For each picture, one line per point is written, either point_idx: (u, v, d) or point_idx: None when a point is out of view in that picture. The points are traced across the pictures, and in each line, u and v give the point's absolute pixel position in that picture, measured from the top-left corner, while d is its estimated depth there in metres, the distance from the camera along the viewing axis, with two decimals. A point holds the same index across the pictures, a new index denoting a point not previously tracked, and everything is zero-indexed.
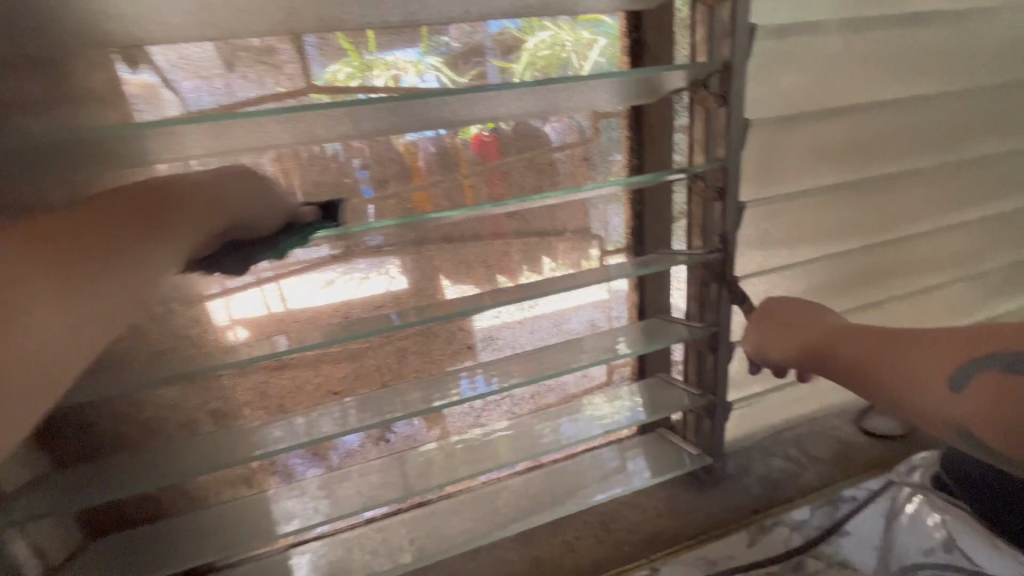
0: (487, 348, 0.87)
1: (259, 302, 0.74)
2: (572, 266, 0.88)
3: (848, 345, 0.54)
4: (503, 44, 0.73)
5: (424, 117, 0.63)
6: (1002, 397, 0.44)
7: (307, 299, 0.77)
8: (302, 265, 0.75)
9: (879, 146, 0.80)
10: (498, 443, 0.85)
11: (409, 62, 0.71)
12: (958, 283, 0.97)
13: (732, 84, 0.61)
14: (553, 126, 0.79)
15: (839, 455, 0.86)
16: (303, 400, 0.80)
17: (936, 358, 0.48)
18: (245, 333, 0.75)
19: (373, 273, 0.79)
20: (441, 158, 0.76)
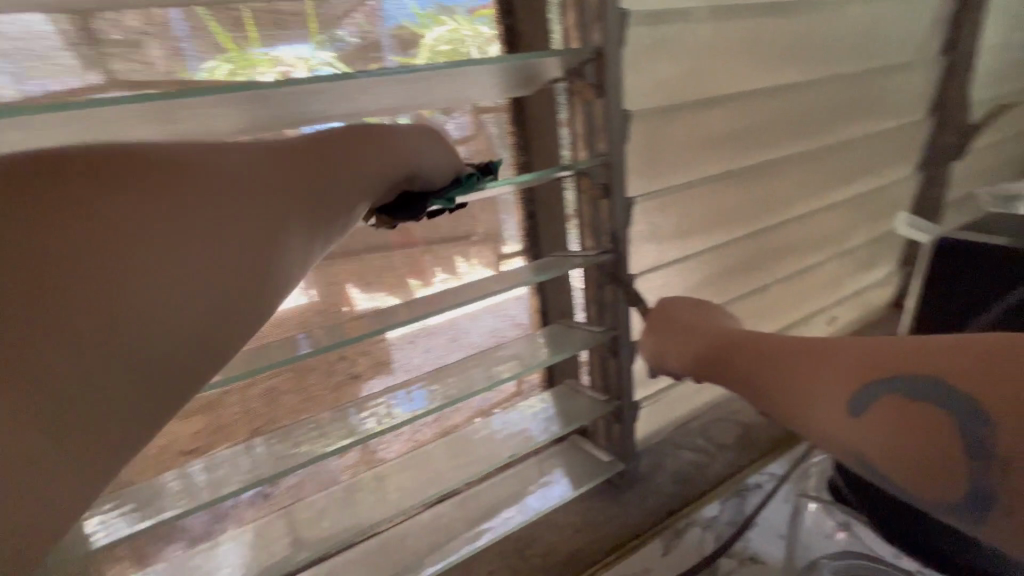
0: (378, 374, 0.78)
1: None
2: (488, 264, 0.82)
3: (739, 352, 0.45)
4: (401, 38, 0.66)
5: (259, 116, 0.52)
6: (901, 426, 0.34)
7: None
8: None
9: (756, 134, 0.81)
10: (398, 480, 0.76)
11: (300, 59, 0.62)
12: (831, 261, 1.03)
13: (607, 71, 0.56)
14: (458, 121, 0.72)
15: (741, 439, 0.87)
16: (147, 466, 0.65)
17: (828, 373, 0.38)
18: None
19: None
20: None
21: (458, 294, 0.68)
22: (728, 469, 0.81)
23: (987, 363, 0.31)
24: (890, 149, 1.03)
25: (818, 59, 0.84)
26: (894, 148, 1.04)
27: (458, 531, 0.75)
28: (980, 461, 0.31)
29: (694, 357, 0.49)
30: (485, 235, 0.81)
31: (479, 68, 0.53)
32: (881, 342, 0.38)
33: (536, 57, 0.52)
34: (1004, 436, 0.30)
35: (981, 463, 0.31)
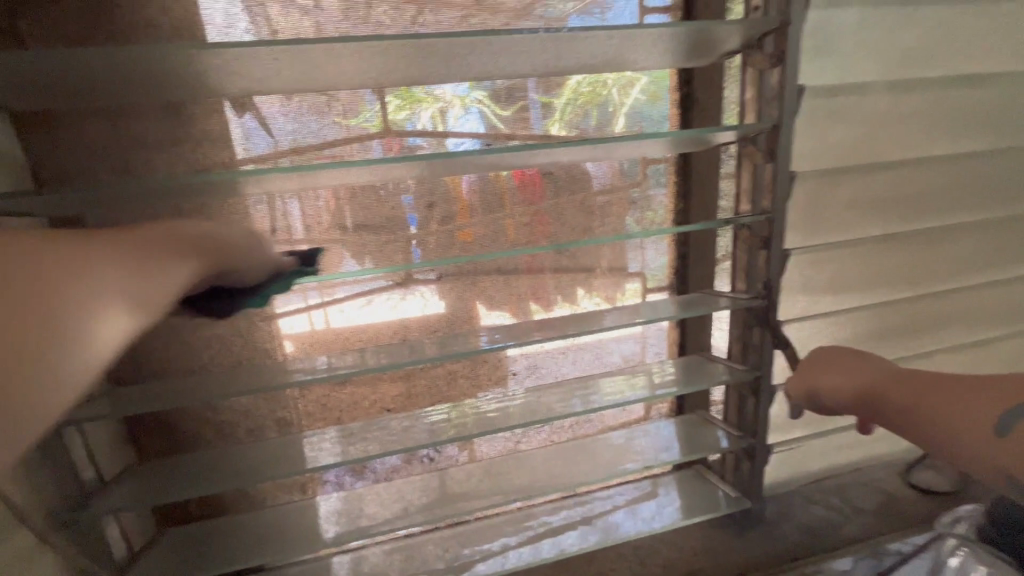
0: (530, 376, 0.92)
1: (305, 320, 0.81)
2: (607, 299, 0.91)
3: (901, 385, 0.56)
4: (549, 80, 0.79)
5: (485, 162, 0.70)
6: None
7: (349, 318, 0.83)
8: (364, 289, 0.82)
9: (927, 199, 0.81)
10: (536, 470, 0.89)
11: (456, 96, 0.77)
12: (1013, 338, 0.95)
13: (779, 141, 0.64)
14: (599, 167, 0.84)
15: (884, 508, 0.84)
16: (355, 416, 0.85)
17: (981, 400, 0.50)
18: (290, 346, 0.81)
19: (408, 295, 0.84)
20: (496, 197, 0.83)
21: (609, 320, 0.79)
22: (865, 532, 0.80)
23: None
24: None
25: (1009, 129, 0.82)
26: None
27: (583, 526, 0.84)
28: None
29: (854, 388, 0.59)
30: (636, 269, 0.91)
31: (657, 139, 0.67)
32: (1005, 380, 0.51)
33: (708, 132, 0.64)
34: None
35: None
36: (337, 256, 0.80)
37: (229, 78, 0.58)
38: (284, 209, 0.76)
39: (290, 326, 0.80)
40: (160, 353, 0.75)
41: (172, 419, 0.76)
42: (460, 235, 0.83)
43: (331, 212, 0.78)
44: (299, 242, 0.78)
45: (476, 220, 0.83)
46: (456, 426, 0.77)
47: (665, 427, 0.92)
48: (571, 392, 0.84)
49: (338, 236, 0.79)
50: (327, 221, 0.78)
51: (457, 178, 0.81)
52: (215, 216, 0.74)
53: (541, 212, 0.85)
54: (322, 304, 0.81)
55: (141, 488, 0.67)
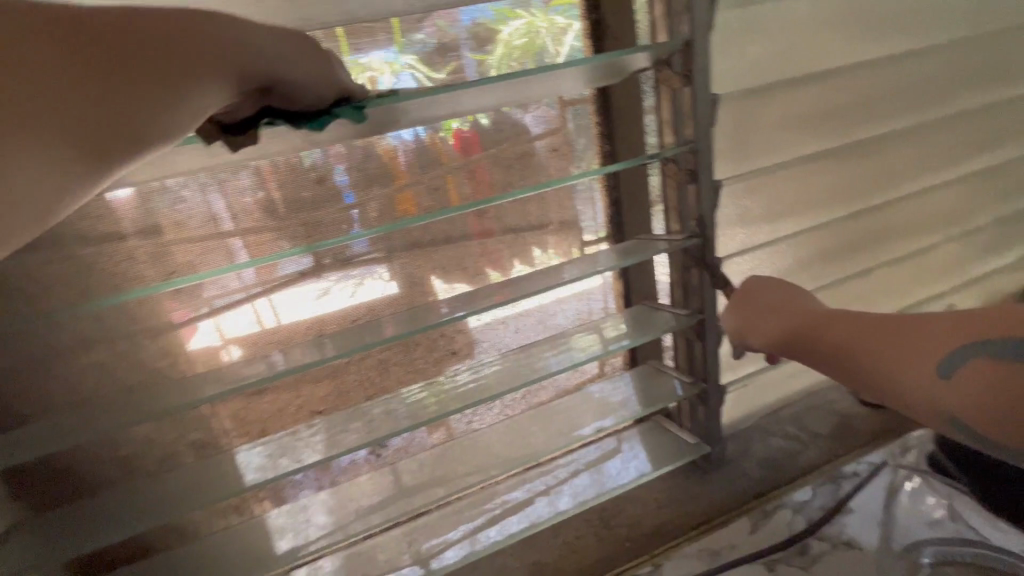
0: (474, 352, 0.85)
1: (250, 318, 0.73)
2: (565, 255, 0.85)
3: (827, 325, 0.49)
4: (477, 35, 0.69)
5: (388, 121, 0.62)
6: (991, 386, 0.38)
7: (296, 312, 0.75)
8: (298, 278, 0.73)
9: (857, 109, 0.77)
10: (491, 448, 0.84)
11: (385, 62, 0.66)
12: (949, 243, 0.95)
13: (694, 60, 0.58)
14: (534, 114, 0.77)
15: (839, 429, 0.84)
16: (283, 423, 0.77)
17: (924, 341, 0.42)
18: (238, 351, 0.73)
19: (366, 278, 0.76)
20: (420, 156, 0.74)
21: (568, 272, 0.73)
22: (822, 457, 0.79)
23: None
24: (1020, 118, 0.92)
25: (933, 24, 0.78)
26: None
27: (548, 497, 0.81)
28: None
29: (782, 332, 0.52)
30: (569, 221, 0.84)
31: (571, 68, 0.59)
32: (978, 314, 0.41)
33: (625, 53, 0.56)
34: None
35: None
36: (269, 244, 0.71)
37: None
38: (208, 206, 0.67)
39: (232, 328, 0.72)
40: (31, 390, 0.65)
41: (64, 462, 0.67)
42: (400, 200, 0.74)
43: (259, 197, 0.69)
44: (231, 235, 0.69)
45: (383, 189, 0.73)
46: (436, 406, 0.70)
47: (619, 382, 0.88)
48: (523, 361, 0.78)
49: (268, 222, 0.70)
50: (254, 209, 0.69)
51: (390, 147, 0.72)
52: (65, 224, 0.62)
53: (464, 170, 0.76)
54: (263, 292, 0.73)
55: (25, 550, 0.58)
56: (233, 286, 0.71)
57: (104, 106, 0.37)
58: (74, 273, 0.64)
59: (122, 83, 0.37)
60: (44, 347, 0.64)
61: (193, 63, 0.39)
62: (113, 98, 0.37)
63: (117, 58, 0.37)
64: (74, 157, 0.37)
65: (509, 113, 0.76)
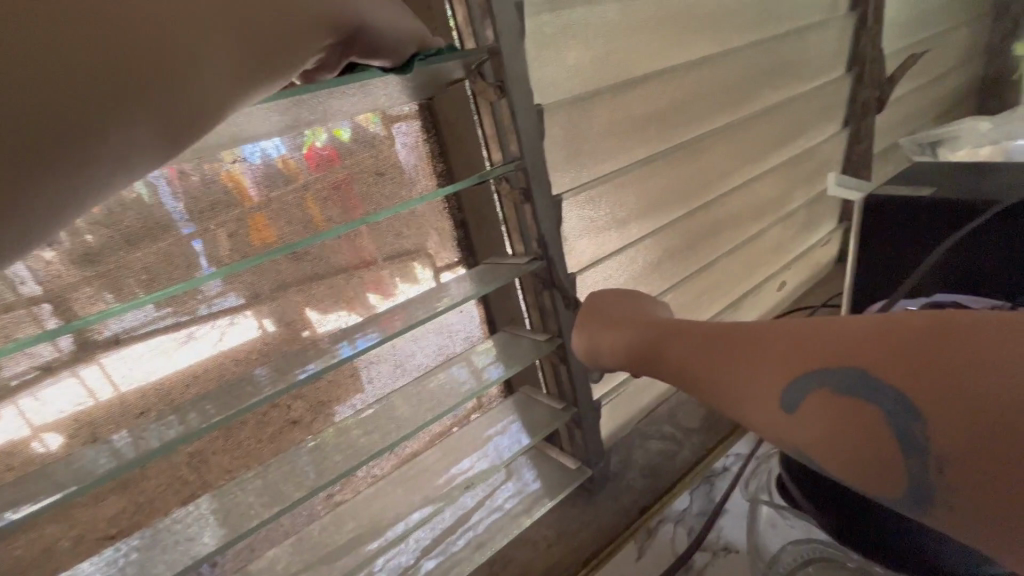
0: (322, 416, 0.72)
1: (79, 390, 0.58)
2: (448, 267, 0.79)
3: (668, 342, 0.41)
4: None
5: None
6: (832, 422, 0.29)
7: (147, 372, 0.61)
8: (149, 330, 0.60)
9: (680, 110, 0.80)
10: (356, 520, 0.73)
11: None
12: (773, 227, 1.04)
13: (506, 68, 0.52)
14: (400, 129, 0.70)
15: (707, 420, 0.86)
16: (61, 563, 0.58)
17: (759, 363, 0.33)
18: (58, 439, 0.58)
19: (236, 318, 0.65)
20: (272, 176, 0.63)
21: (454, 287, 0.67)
22: (695, 453, 0.80)
23: (931, 345, 0.26)
24: (812, 111, 1.04)
25: (732, 30, 0.84)
26: (817, 110, 1.05)
27: (430, 563, 0.72)
28: (916, 459, 0.26)
29: (630, 352, 0.45)
30: (414, 250, 0.76)
31: (381, 79, 0.47)
32: (821, 327, 0.32)
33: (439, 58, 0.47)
34: (938, 430, 0.25)
35: (917, 458, 0.26)
36: (85, 299, 0.56)
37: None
38: None
39: (48, 411, 0.57)
40: None
41: None
42: (255, 226, 0.64)
43: (67, 246, 0.54)
44: (38, 298, 0.53)
45: (165, 240, 0.59)
46: (339, 454, 0.64)
47: (494, 415, 0.82)
48: (399, 405, 0.70)
49: (84, 275, 0.55)
50: (59, 266, 0.54)
51: (236, 171, 0.62)
52: None
53: (330, 187, 0.67)
54: (95, 357, 0.58)
55: None
56: (48, 355, 0.56)
57: (210, 78, 0.33)
58: None
59: (238, 47, 0.34)
60: None
61: (301, 29, 0.37)
62: (237, 69, 0.34)
63: (224, 23, 0.34)
64: (136, 138, 0.31)
65: (373, 125, 0.68)
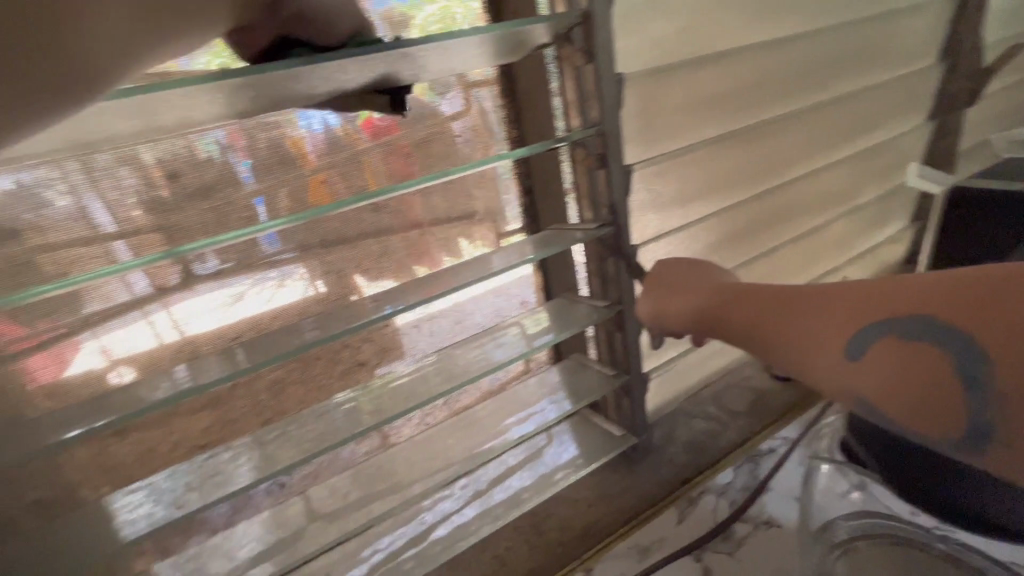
0: (385, 360, 0.77)
1: (148, 333, 0.64)
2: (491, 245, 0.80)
3: (734, 303, 0.44)
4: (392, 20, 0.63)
5: (254, 102, 0.50)
6: (897, 368, 0.32)
7: (206, 322, 0.66)
8: (207, 282, 0.65)
9: (757, 90, 0.78)
10: (409, 460, 0.78)
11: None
12: (841, 220, 1.01)
13: (595, 34, 0.53)
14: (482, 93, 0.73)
15: (754, 405, 0.87)
16: (159, 464, 0.66)
17: (828, 317, 0.36)
18: (132, 373, 0.64)
19: (285, 280, 0.68)
20: (331, 142, 0.66)
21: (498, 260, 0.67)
22: (740, 435, 0.81)
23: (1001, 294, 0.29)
24: (895, 101, 0.99)
25: (820, 8, 0.81)
26: (901, 99, 1.00)
27: (473, 508, 0.76)
28: (978, 396, 0.30)
29: (692, 314, 0.49)
30: (481, 212, 0.79)
31: (466, 40, 0.50)
32: (893, 283, 0.35)
33: (522, 24, 0.49)
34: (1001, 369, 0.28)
35: (978, 396, 0.29)
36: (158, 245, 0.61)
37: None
38: (79, 206, 0.57)
39: (122, 347, 0.63)
40: None
41: None
42: (313, 188, 0.67)
43: (144, 195, 0.59)
44: (114, 238, 0.59)
45: (263, 183, 0.64)
46: (373, 409, 0.67)
47: (543, 378, 0.85)
48: (442, 363, 0.73)
49: (158, 222, 0.60)
50: (138, 211, 0.59)
51: (299, 138, 0.64)
52: None
53: (384, 155, 0.69)
54: (161, 302, 0.63)
55: None
56: (121, 297, 0.62)
57: None
58: None
59: None
60: None
61: None
62: None
63: None
64: None
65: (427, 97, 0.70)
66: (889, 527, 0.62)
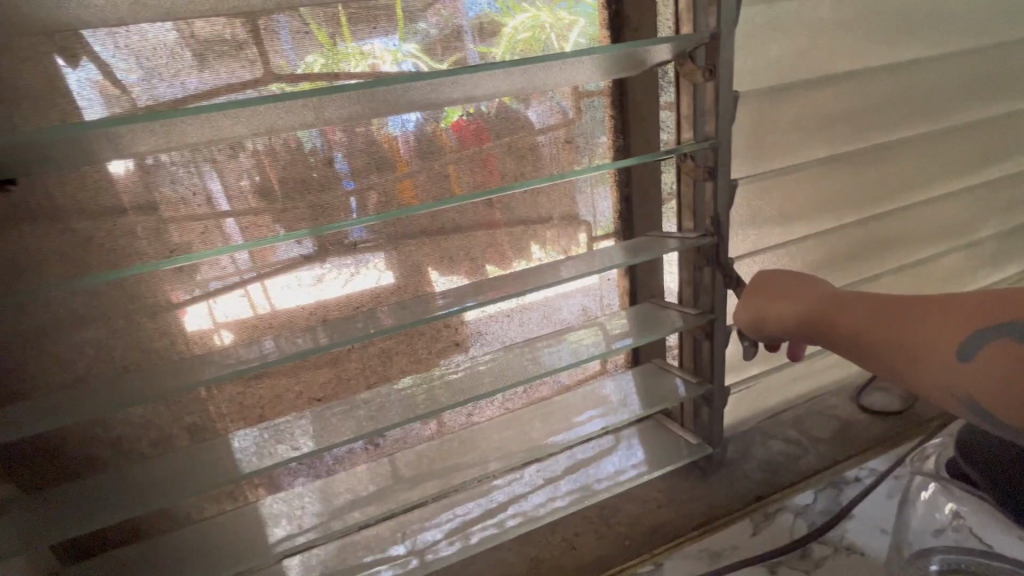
0: (476, 343, 0.84)
1: (244, 304, 0.71)
2: (561, 252, 0.84)
3: (843, 311, 0.50)
4: (482, 27, 0.69)
5: (402, 102, 0.57)
6: (1013, 370, 0.39)
7: (293, 299, 0.73)
8: (291, 265, 0.72)
9: (874, 114, 0.77)
10: (489, 437, 0.84)
11: (386, 50, 0.66)
12: (954, 253, 0.95)
13: (719, 53, 0.56)
14: (536, 109, 0.75)
15: (839, 434, 0.84)
16: (282, 409, 0.76)
17: (945, 325, 0.43)
18: (230, 336, 0.72)
19: (361, 268, 0.75)
20: (421, 145, 0.72)
21: (566, 271, 0.70)
22: (822, 461, 0.79)
23: None
24: None
25: (952, 32, 0.78)
26: None
27: (543, 494, 0.79)
28: None
29: (796, 319, 0.53)
30: (579, 215, 0.83)
31: (585, 57, 0.54)
32: (998, 296, 0.42)
33: (642, 44, 0.52)
34: None
35: None
36: (265, 227, 0.69)
37: (35, 0, 0.45)
38: (203, 186, 0.65)
39: (225, 312, 0.70)
40: (18, 369, 0.63)
41: (55, 441, 0.67)
42: (401, 188, 0.73)
43: (256, 179, 0.67)
44: (226, 215, 0.67)
45: (392, 174, 0.72)
46: (427, 398, 0.70)
47: (621, 379, 0.88)
48: (508, 361, 0.76)
49: (263, 206, 0.68)
50: (249, 191, 0.67)
51: (391, 135, 0.70)
52: (61, 198, 0.60)
53: (472, 159, 0.74)
54: (257, 278, 0.71)
55: (14, 531, 0.58)
56: (229, 270, 0.70)
57: None
58: (69, 248, 0.62)
59: None
60: (41, 319, 0.63)
61: None
62: None
63: None
64: None
65: (511, 104, 0.74)
66: (987, 567, 0.58)
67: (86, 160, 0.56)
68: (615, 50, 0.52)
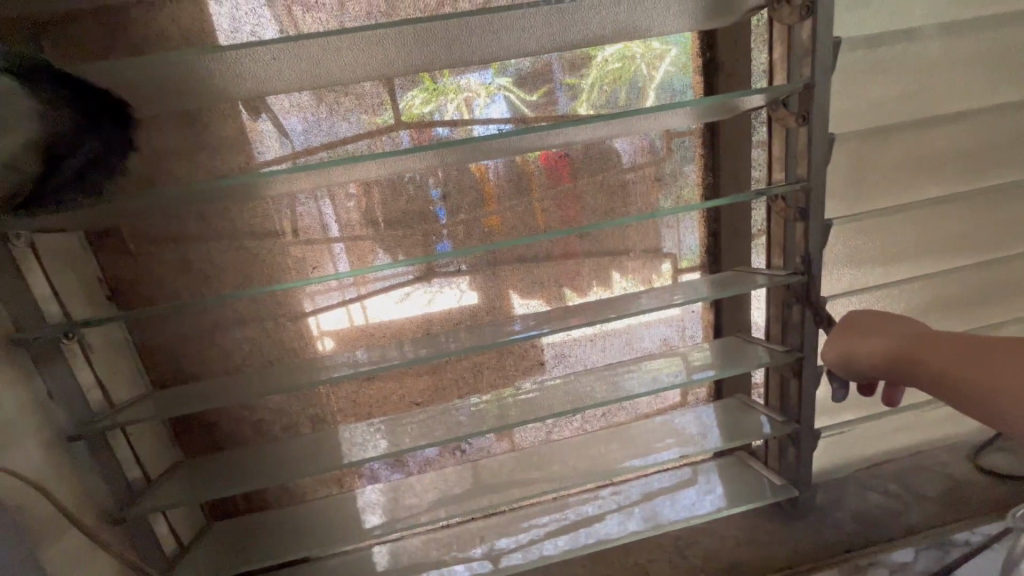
0: (559, 365, 0.89)
1: (343, 314, 0.82)
2: (641, 283, 0.87)
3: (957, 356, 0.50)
4: (573, 61, 0.76)
5: (506, 148, 0.65)
6: None
7: (384, 314, 0.83)
8: (387, 284, 0.82)
9: (992, 153, 0.73)
10: (567, 454, 0.88)
11: (480, 85, 0.76)
12: None
13: (813, 102, 0.59)
14: (623, 144, 0.80)
15: (948, 493, 0.78)
16: (386, 409, 0.86)
17: None
18: (330, 343, 0.83)
19: (444, 288, 0.83)
20: (510, 180, 0.80)
21: (643, 303, 0.74)
22: (926, 520, 0.74)
23: None
24: None
25: None
26: None
27: (617, 516, 0.81)
28: None
29: (904, 359, 0.53)
30: (665, 249, 0.86)
31: (675, 108, 0.59)
32: None
33: (734, 95, 0.56)
34: None
35: None
36: (365, 250, 0.80)
37: (244, 81, 0.59)
38: (320, 214, 0.77)
39: (330, 322, 0.82)
40: (194, 356, 0.79)
41: (213, 418, 0.82)
42: (487, 221, 0.81)
43: (361, 207, 0.78)
44: (335, 240, 0.79)
45: (494, 207, 0.81)
46: (496, 414, 0.76)
47: (702, 411, 0.88)
48: (580, 383, 0.80)
49: (370, 232, 0.79)
50: (357, 223, 0.78)
51: (482, 166, 0.79)
52: (238, 222, 0.75)
53: (561, 195, 0.81)
54: (357, 299, 0.82)
55: (182, 486, 0.72)
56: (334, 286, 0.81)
57: None
58: (240, 263, 0.77)
59: None
60: (213, 318, 0.78)
61: None
62: None
63: None
64: None
65: (602, 144, 0.80)
66: None
67: (258, 194, 0.70)
68: (706, 100, 0.56)
